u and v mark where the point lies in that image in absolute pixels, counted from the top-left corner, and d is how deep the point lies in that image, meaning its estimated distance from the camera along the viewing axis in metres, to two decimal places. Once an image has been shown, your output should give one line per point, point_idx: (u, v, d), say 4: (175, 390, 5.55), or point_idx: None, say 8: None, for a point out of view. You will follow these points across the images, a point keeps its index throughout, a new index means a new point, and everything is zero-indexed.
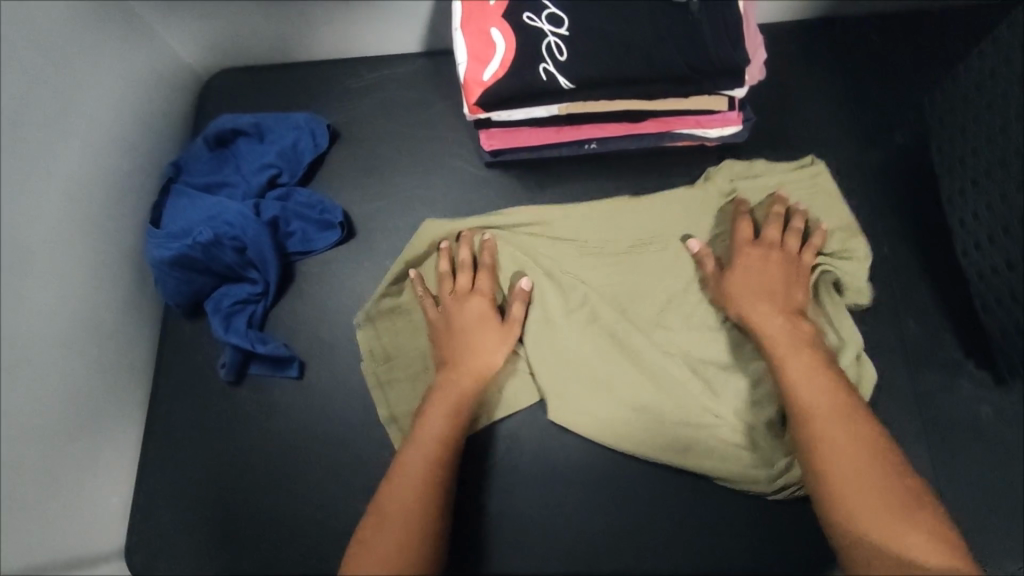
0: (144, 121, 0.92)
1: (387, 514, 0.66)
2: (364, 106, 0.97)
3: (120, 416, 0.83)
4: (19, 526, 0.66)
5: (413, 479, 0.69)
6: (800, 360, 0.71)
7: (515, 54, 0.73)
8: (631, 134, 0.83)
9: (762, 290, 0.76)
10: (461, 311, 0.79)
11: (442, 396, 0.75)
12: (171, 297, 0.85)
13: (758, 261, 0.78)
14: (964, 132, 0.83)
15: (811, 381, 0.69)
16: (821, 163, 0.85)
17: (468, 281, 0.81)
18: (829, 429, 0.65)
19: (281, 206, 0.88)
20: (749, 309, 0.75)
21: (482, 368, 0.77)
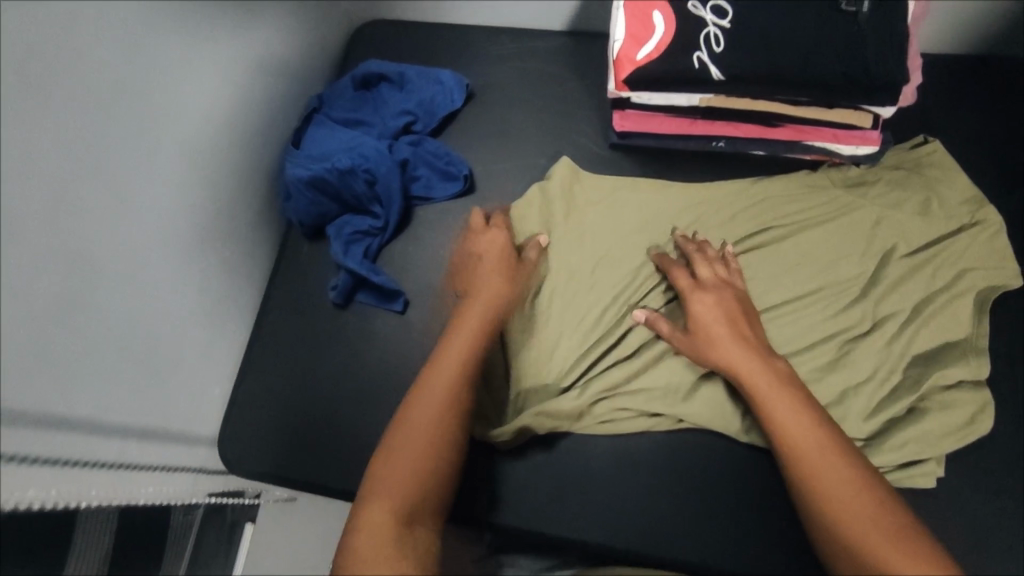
0: (300, 52, 0.98)
1: (393, 478, 0.64)
2: (501, 73, 1.01)
3: (232, 315, 0.89)
4: (142, 391, 0.72)
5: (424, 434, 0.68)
6: (753, 366, 0.72)
7: (672, 39, 0.74)
8: (764, 138, 0.84)
9: (715, 307, 0.77)
10: (486, 259, 0.84)
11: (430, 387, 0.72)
12: (299, 216, 0.91)
13: (708, 295, 0.78)
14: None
15: (775, 395, 0.70)
16: (936, 146, 0.86)
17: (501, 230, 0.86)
18: (785, 417, 0.68)
19: (412, 151, 0.93)
20: (712, 344, 0.75)
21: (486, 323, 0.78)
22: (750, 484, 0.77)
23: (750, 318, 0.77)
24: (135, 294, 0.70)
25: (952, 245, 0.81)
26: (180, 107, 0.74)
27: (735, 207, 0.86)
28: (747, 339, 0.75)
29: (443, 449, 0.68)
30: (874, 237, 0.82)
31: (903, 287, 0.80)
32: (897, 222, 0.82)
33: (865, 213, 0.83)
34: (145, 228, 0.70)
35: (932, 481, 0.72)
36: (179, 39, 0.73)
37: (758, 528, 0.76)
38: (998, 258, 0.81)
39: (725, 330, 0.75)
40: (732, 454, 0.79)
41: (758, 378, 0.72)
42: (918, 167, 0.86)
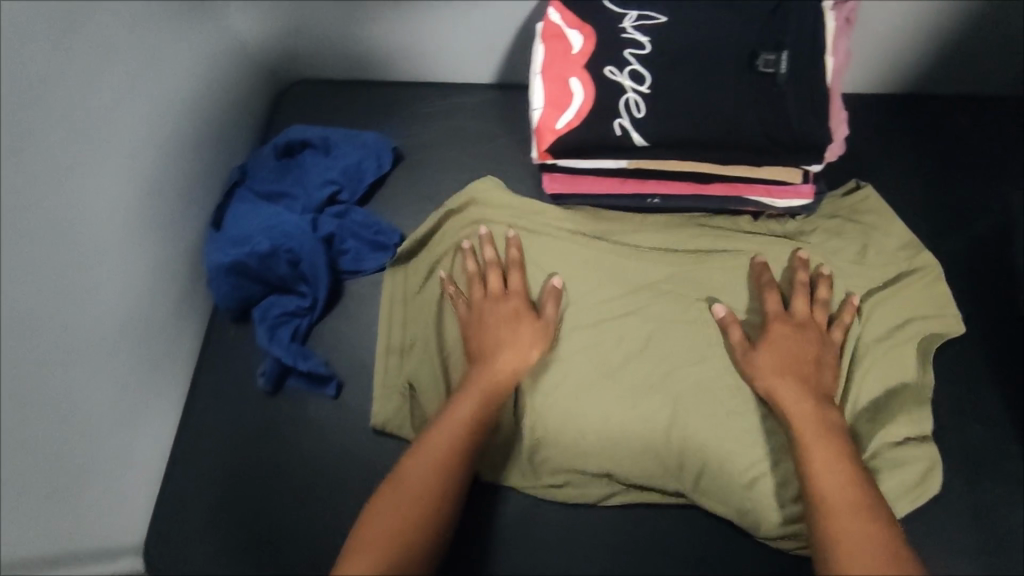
0: (219, 123, 0.94)
1: (396, 500, 0.65)
2: (430, 132, 0.98)
3: (156, 411, 0.84)
4: (49, 516, 0.67)
5: (432, 464, 0.68)
6: (810, 414, 0.70)
7: (591, 106, 0.72)
8: (697, 195, 0.81)
9: (791, 344, 0.74)
10: (491, 308, 0.80)
11: (432, 445, 0.70)
12: (222, 301, 0.86)
13: (789, 334, 0.75)
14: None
15: (826, 446, 0.68)
16: (869, 189, 0.85)
17: (499, 280, 0.82)
18: (822, 466, 0.66)
19: (339, 223, 0.89)
20: (776, 380, 0.73)
21: (498, 379, 0.75)
22: (702, 558, 0.75)
23: (825, 371, 0.74)
24: (32, 425, 0.64)
25: (886, 291, 0.80)
26: (80, 207, 0.69)
27: (673, 269, 0.84)
28: (811, 384, 0.72)
29: (432, 517, 0.65)
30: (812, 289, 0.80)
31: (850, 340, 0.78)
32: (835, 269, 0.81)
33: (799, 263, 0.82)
34: (48, 348, 0.65)
35: None
36: (64, 140, 0.67)
37: None
38: (940, 299, 0.80)
39: (790, 367, 0.73)
40: (682, 527, 0.76)
41: (809, 425, 0.69)
42: (855, 212, 0.84)
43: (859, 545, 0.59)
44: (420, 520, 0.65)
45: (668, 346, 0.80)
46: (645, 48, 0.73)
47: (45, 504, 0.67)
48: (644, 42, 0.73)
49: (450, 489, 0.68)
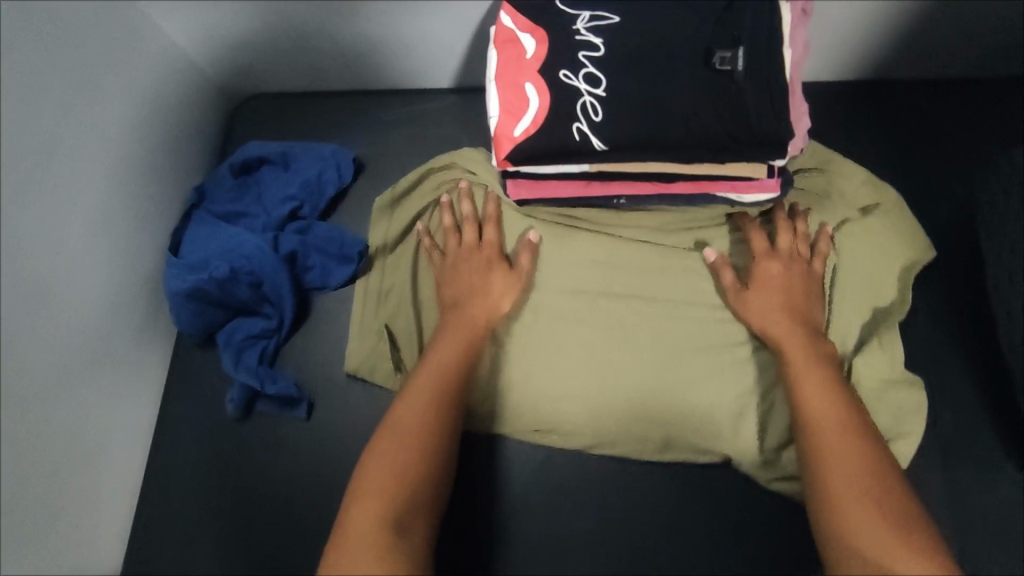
0: (176, 144, 0.91)
1: (395, 440, 0.66)
2: (391, 141, 0.96)
3: (126, 445, 0.82)
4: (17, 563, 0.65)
5: (421, 405, 0.70)
6: (794, 340, 0.72)
7: (548, 112, 0.70)
8: (663, 194, 0.80)
9: (778, 283, 0.75)
10: (467, 261, 0.81)
11: (417, 388, 0.71)
12: (184, 328, 0.84)
13: (778, 269, 0.75)
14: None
15: (811, 371, 0.69)
16: (823, 150, 0.84)
17: (475, 233, 0.83)
18: (809, 390, 0.68)
19: (300, 240, 0.87)
20: (762, 313, 0.74)
21: (481, 319, 0.78)
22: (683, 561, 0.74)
23: (812, 301, 0.75)
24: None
25: (857, 269, 0.79)
26: (25, 244, 0.66)
27: (646, 266, 0.82)
28: (798, 314, 0.73)
29: (427, 457, 0.66)
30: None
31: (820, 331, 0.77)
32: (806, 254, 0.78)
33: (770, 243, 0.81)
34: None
35: None
36: (4, 176, 0.64)
37: None
38: (912, 233, 0.80)
39: (777, 298, 0.74)
40: (659, 533, 0.77)
41: (796, 352, 0.71)
42: (823, 179, 0.83)
43: (850, 461, 0.61)
44: (416, 462, 0.65)
45: (643, 322, 0.80)
46: (599, 50, 0.71)
47: (9, 554, 0.65)
48: (598, 44, 0.71)
49: (440, 430, 0.69)
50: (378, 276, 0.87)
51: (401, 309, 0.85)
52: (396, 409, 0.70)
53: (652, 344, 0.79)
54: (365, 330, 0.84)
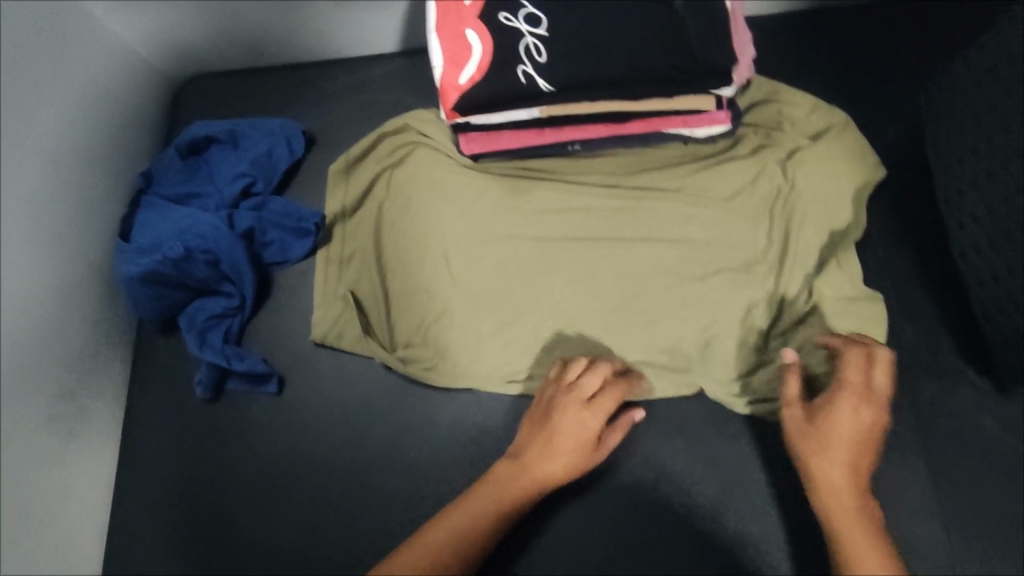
0: (120, 132, 0.89)
1: (393, 573, 0.60)
2: (341, 110, 0.94)
3: (95, 438, 0.81)
4: None
5: (444, 541, 0.63)
6: (852, 488, 0.60)
7: (491, 57, 0.69)
8: (616, 136, 0.80)
9: (853, 412, 0.64)
10: (565, 423, 0.69)
11: (443, 532, 0.63)
12: (144, 313, 0.82)
13: (864, 417, 0.64)
14: (978, 120, 0.71)
15: (856, 512, 0.58)
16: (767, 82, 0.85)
17: (592, 387, 0.71)
18: (855, 538, 0.56)
19: (256, 216, 0.85)
20: (828, 452, 0.62)
21: (534, 488, 0.67)
22: (661, 495, 0.75)
23: (863, 464, 0.62)
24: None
25: (807, 192, 0.80)
26: None
27: (603, 205, 0.82)
28: (860, 473, 0.62)
29: None
30: (737, 185, 0.81)
31: (774, 254, 0.79)
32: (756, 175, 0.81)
33: (719, 168, 0.82)
34: None
35: None
36: None
37: (677, 541, 0.73)
38: (861, 153, 0.81)
39: (846, 450, 0.62)
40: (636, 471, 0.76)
41: (850, 493, 0.60)
42: (767, 109, 0.84)
43: None
44: None
45: (603, 268, 0.81)
46: None
47: None
48: None
49: None
50: (340, 249, 0.86)
51: (366, 278, 0.84)
52: (401, 553, 0.62)
53: (614, 283, 0.80)
54: (328, 300, 0.84)
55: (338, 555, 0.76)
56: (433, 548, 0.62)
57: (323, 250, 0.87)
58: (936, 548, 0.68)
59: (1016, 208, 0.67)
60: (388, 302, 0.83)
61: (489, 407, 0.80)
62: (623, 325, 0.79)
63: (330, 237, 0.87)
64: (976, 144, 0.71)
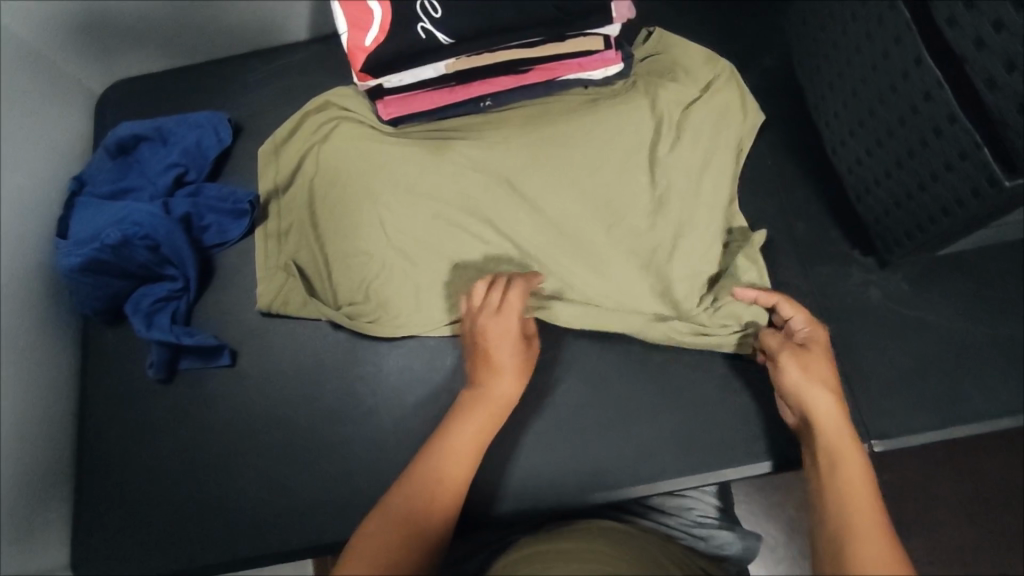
0: (46, 139, 0.91)
1: (394, 524, 0.61)
2: (262, 98, 0.99)
3: (51, 433, 0.82)
4: None
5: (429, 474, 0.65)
6: (829, 426, 0.63)
7: (391, 18, 0.75)
8: (521, 86, 0.87)
9: (797, 365, 0.68)
10: (488, 333, 0.75)
11: (421, 489, 0.64)
12: (89, 305, 0.85)
13: (801, 355, 0.69)
14: (824, 28, 0.81)
15: (834, 446, 0.62)
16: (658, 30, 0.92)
17: (501, 300, 0.77)
18: (836, 475, 0.60)
19: (191, 202, 0.88)
20: (803, 401, 0.66)
21: (493, 409, 0.71)
22: (602, 403, 0.82)
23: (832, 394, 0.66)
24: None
25: (699, 123, 0.86)
26: None
27: (519, 155, 0.87)
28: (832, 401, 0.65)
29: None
30: (642, 122, 0.86)
31: (682, 189, 0.85)
32: (658, 117, 0.87)
33: (619, 104, 0.87)
34: None
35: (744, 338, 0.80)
36: None
37: (622, 441, 0.80)
38: (739, 87, 0.89)
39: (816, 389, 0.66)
40: (576, 386, 0.82)
41: (823, 428, 0.63)
42: (656, 53, 0.91)
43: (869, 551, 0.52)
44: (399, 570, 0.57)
45: (522, 214, 0.86)
46: None
47: None
48: None
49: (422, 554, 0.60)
50: (276, 231, 0.90)
51: (304, 252, 0.88)
52: (389, 500, 0.63)
53: (536, 226, 0.85)
54: (268, 278, 0.87)
55: (308, 506, 0.79)
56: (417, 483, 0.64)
57: (263, 228, 0.90)
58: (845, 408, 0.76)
59: (863, 94, 0.77)
60: (329, 265, 0.87)
61: (433, 350, 0.84)
62: (555, 262, 0.84)
63: (266, 219, 0.91)
64: (828, 49, 0.81)
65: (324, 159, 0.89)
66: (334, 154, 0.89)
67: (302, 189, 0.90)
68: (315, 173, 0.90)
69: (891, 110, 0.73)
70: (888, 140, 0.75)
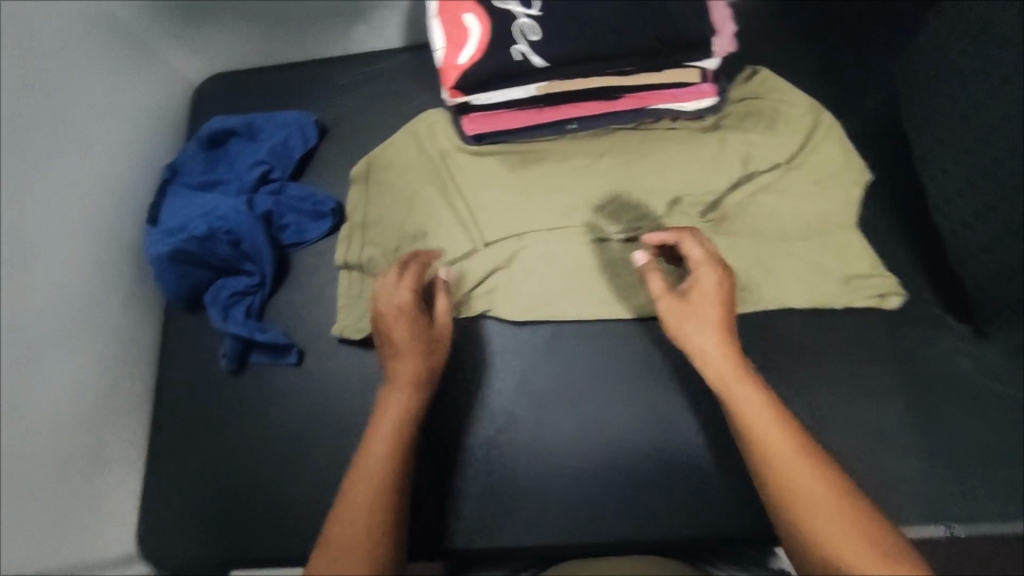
0: (143, 124, 0.95)
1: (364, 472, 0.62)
2: (351, 102, 1.00)
3: (128, 407, 0.86)
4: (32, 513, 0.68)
5: (393, 437, 0.64)
6: (727, 346, 0.64)
7: (489, 38, 0.75)
8: (610, 113, 0.85)
9: (715, 292, 0.67)
10: (384, 306, 0.71)
11: (390, 409, 0.66)
12: (173, 292, 0.88)
13: (710, 281, 0.67)
14: (942, 81, 0.77)
15: (744, 373, 0.61)
16: (762, 68, 0.90)
17: (394, 277, 0.74)
18: (744, 398, 0.60)
19: (274, 200, 0.91)
20: (691, 333, 0.65)
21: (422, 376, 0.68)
22: (662, 447, 0.79)
23: (730, 316, 0.67)
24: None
25: (798, 172, 0.84)
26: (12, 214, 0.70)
27: (605, 190, 0.86)
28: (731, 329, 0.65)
29: (392, 511, 0.61)
30: (729, 179, 0.85)
31: (774, 243, 0.82)
32: (749, 175, 0.85)
33: (708, 154, 0.85)
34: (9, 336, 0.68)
35: (837, 387, 0.77)
36: None
37: (679, 490, 0.78)
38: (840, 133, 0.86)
39: (715, 320, 0.65)
40: (636, 420, 0.81)
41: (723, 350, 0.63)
42: (756, 90, 0.89)
43: (801, 468, 0.56)
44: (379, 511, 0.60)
45: (606, 246, 0.85)
46: None
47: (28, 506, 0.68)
48: None
49: (398, 485, 0.62)
50: (357, 238, 0.90)
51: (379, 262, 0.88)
52: (364, 447, 0.64)
53: (618, 261, 0.84)
54: (347, 284, 0.89)
55: None
56: (390, 435, 0.64)
57: (343, 234, 0.91)
58: (914, 480, 0.73)
59: (977, 154, 0.72)
60: None
61: (498, 372, 0.84)
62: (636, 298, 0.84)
63: (347, 227, 0.91)
64: (944, 101, 0.76)
65: (408, 175, 0.91)
66: (418, 171, 0.91)
67: (385, 201, 0.91)
68: (400, 185, 0.91)
69: (1013, 176, 0.69)
70: (1000, 206, 0.71)
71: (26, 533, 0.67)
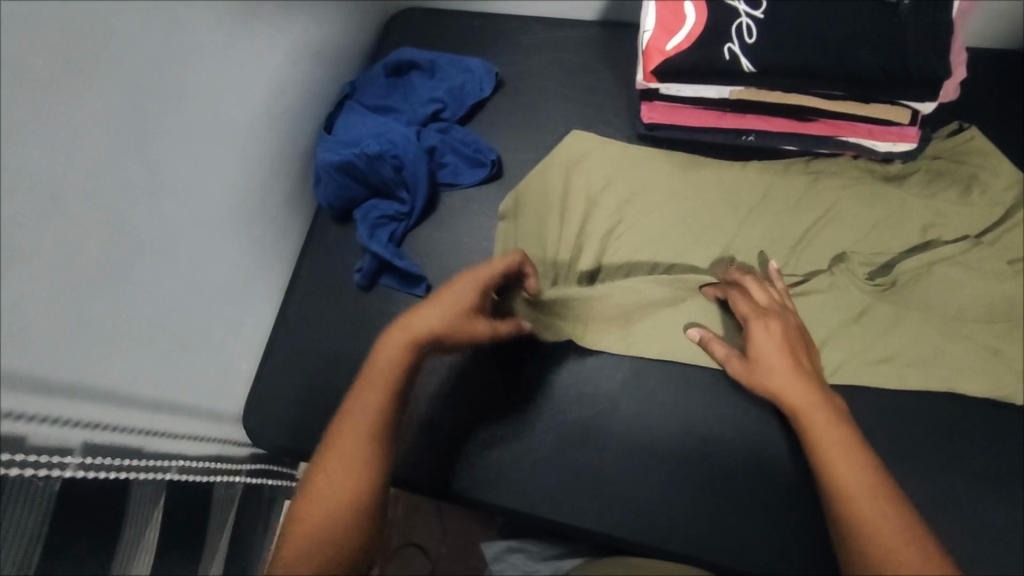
0: (341, 36, 0.99)
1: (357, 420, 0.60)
2: (532, 63, 1.02)
3: (264, 294, 0.90)
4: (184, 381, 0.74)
5: (391, 372, 0.62)
6: (797, 380, 0.67)
7: (703, 29, 0.73)
8: (797, 133, 0.83)
9: (778, 344, 0.70)
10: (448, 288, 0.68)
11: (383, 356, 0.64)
12: (327, 199, 0.92)
13: (774, 327, 0.72)
14: None
15: (816, 405, 0.65)
16: (971, 128, 0.87)
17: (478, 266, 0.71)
18: (820, 426, 0.64)
19: (441, 138, 0.94)
20: (769, 383, 0.69)
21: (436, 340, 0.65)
22: (764, 482, 0.76)
23: (800, 356, 0.70)
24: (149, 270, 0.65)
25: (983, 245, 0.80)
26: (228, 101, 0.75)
27: (771, 209, 0.84)
28: (805, 370, 0.68)
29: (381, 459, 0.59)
30: (905, 244, 0.82)
31: (935, 311, 0.79)
32: (925, 244, 0.82)
33: (892, 204, 0.83)
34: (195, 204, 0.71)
35: (971, 476, 0.72)
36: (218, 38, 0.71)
37: (772, 529, 0.74)
38: None
39: (785, 362, 0.69)
40: (743, 447, 0.77)
41: (797, 390, 0.66)
42: (955, 148, 0.86)
43: (867, 493, 0.59)
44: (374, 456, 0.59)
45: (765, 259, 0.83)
46: None
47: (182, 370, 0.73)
48: None
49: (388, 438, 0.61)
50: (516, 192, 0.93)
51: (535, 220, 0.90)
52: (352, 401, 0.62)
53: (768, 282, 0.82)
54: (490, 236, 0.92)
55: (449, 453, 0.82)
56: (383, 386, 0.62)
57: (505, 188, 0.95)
58: None
59: None
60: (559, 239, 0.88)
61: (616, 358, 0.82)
62: None
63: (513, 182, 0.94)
64: None
65: (582, 147, 0.93)
66: (590, 145, 0.92)
67: (555, 165, 0.93)
68: (574, 155, 0.92)
69: None
70: None
71: (166, 384, 0.71)
